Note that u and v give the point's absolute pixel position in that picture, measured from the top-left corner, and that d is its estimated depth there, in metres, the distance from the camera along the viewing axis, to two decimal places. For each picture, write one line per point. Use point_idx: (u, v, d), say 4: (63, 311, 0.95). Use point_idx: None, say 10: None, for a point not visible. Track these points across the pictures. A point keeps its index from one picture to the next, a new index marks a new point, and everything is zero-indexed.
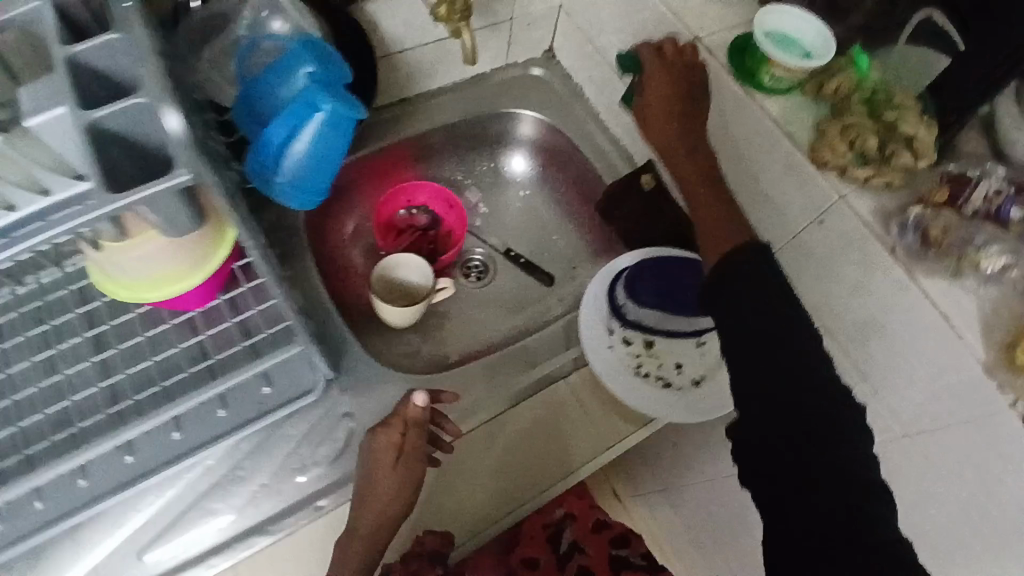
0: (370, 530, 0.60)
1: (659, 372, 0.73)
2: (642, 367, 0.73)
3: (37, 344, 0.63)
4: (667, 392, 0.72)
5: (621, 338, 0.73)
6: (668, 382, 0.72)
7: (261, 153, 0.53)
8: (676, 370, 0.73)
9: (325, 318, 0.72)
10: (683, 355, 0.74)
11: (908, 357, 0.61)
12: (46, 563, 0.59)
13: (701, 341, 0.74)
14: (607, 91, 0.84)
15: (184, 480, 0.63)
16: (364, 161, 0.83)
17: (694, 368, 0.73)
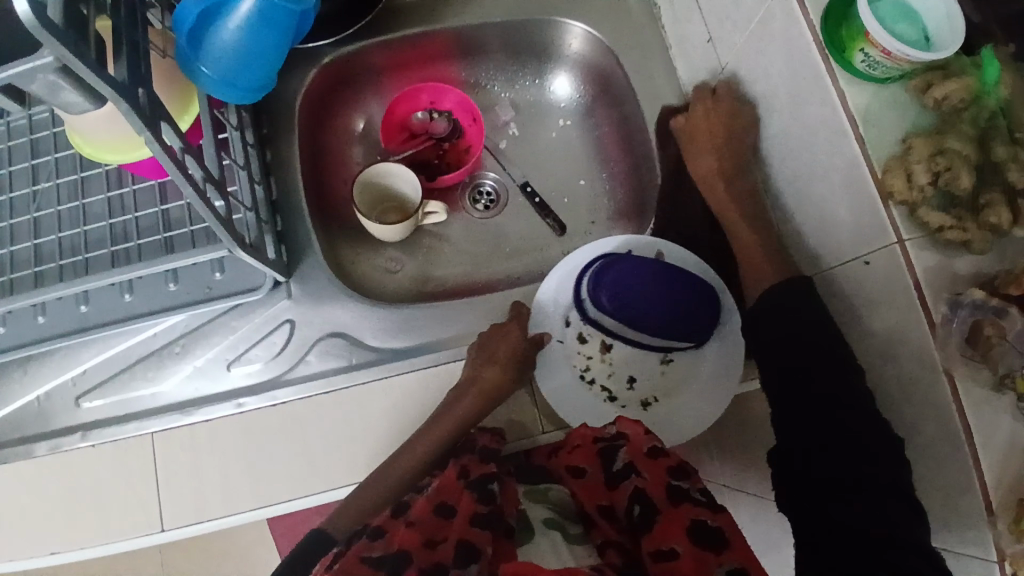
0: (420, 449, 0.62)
1: (605, 381, 0.68)
2: (588, 372, 0.68)
3: (24, 176, 0.65)
4: (607, 406, 0.67)
5: (576, 335, 0.69)
6: (612, 395, 0.67)
7: (179, 28, 0.46)
8: (626, 384, 0.68)
9: (294, 216, 0.69)
10: (639, 368, 0.68)
11: (920, 458, 0.49)
12: (8, 379, 0.65)
13: (667, 359, 0.68)
14: (678, 22, 0.71)
15: (129, 342, 0.65)
16: (390, 49, 0.76)
17: (647, 389, 0.67)
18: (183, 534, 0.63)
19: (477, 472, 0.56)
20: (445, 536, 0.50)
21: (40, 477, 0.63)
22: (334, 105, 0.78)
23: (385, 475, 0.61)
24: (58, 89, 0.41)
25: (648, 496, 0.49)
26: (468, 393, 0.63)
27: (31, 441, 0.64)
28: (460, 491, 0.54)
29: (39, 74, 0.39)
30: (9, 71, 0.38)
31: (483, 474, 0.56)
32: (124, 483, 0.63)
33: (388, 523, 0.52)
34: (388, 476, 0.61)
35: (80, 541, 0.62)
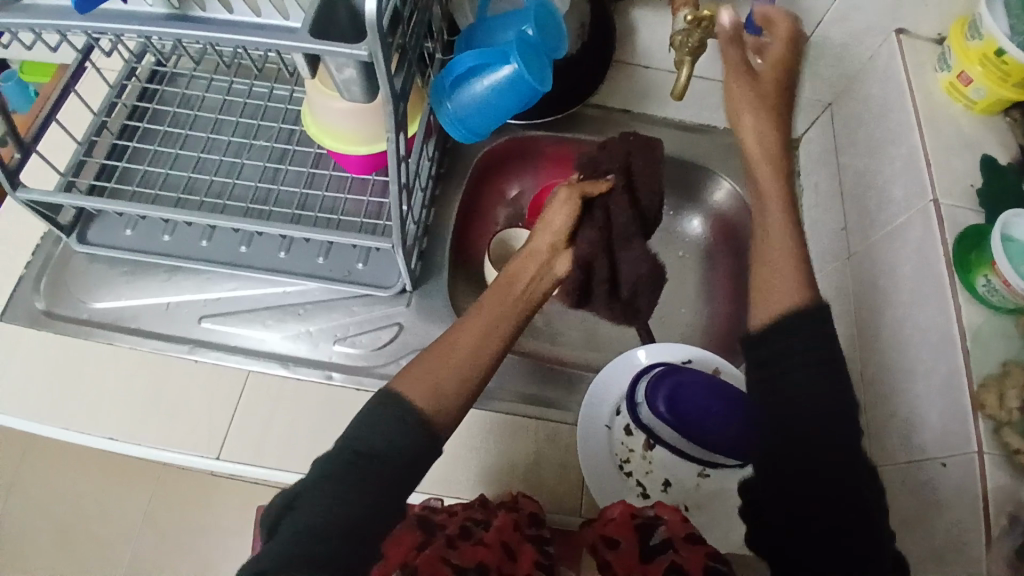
0: (476, 335, 0.57)
1: (642, 478, 0.70)
2: (627, 465, 0.70)
3: (245, 130, 0.78)
4: (640, 501, 0.68)
5: (623, 426, 0.71)
6: (645, 492, 0.69)
7: (448, 73, 0.59)
8: (660, 486, 0.70)
9: (439, 242, 0.79)
10: (675, 474, 0.71)
11: None
12: (153, 278, 0.74)
13: (705, 473, 0.70)
14: (817, 207, 0.80)
15: (263, 290, 0.73)
16: (562, 144, 0.87)
17: (680, 496, 0.70)
18: (230, 472, 0.66)
19: (530, 529, 0.56)
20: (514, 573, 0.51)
21: (134, 368, 0.69)
22: (500, 171, 0.89)
23: (450, 352, 0.56)
24: (348, 78, 0.52)
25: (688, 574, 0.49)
26: (561, 212, 0.65)
27: (146, 337, 0.70)
28: (518, 537, 0.55)
29: (345, 58, 0.48)
30: (328, 46, 0.47)
31: (534, 534, 0.56)
32: (205, 404, 0.68)
33: (459, 539, 0.54)
34: (457, 352, 0.56)
35: (141, 437, 0.66)
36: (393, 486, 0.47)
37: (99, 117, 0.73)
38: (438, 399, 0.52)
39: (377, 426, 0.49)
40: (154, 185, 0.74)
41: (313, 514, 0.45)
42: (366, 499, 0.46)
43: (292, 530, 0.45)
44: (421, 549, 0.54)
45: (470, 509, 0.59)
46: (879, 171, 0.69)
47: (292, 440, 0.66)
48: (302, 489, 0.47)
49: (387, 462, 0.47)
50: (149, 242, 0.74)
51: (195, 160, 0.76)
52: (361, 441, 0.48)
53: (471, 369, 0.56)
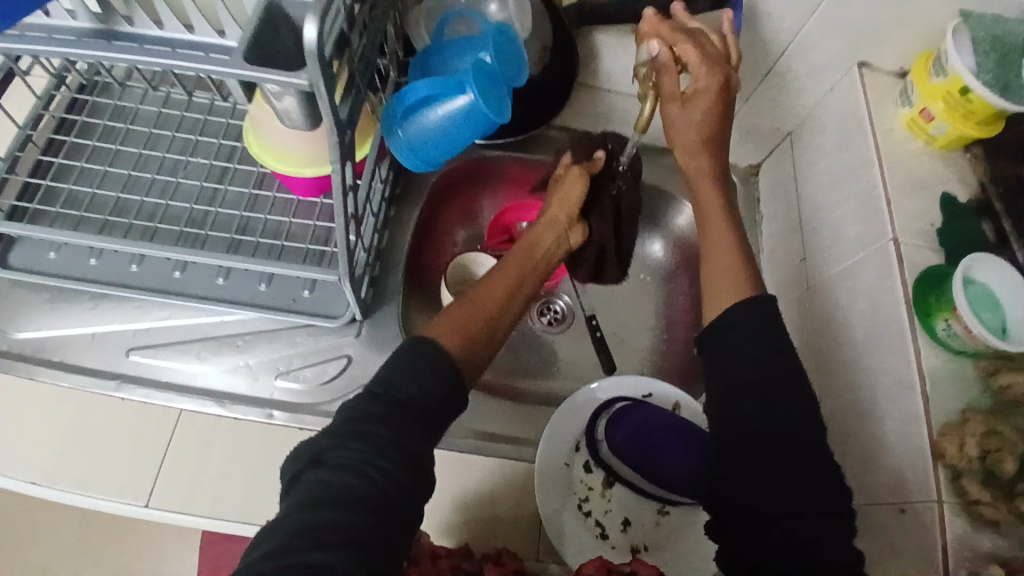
0: (496, 299, 0.59)
1: (600, 517, 0.67)
2: (586, 504, 0.67)
3: (183, 146, 0.72)
4: (597, 542, 0.65)
5: (582, 463, 0.68)
6: (604, 533, 0.66)
7: (399, 100, 0.55)
8: (618, 525, 0.67)
9: (391, 268, 0.75)
10: (633, 512, 0.68)
11: None
12: (76, 305, 0.68)
13: (663, 511, 0.68)
14: (777, 235, 0.79)
15: (199, 319, 0.68)
16: (523, 164, 0.84)
17: (638, 536, 0.67)
18: (160, 518, 0.61)
19: None
20: None
21: (54, 402, 0.63)
22: (458, 191, 0.85)
23: (476, 306, 0.57)
24: (289, 103, 0.49)
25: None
26: (578, 185, 0.68)
27: (67, 369, 0.64)
28: None
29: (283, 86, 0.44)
30: (263, 74, 0.43)
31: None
32: (132, 445, 0.62)
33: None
34: (479, 310, 0.57)
35: (60, 478, 0.60)
36: (421, 430, 0.47)
37: (23, 130, 0.66)
38: (468, 347, 0.54)
39: (407, 370, 0.48)
40: (80, 205, 0.68)
41: (344, 460, 0.43)
42: (399, 443, 0.45)
43: (321, 477, 0.42)
44: None
45: (454, 557, 0.55)
46: (840, 206, 0.68)
47: (231, 482, 0.62)
48: (326, 437, 0.45)
49: (419, 404, 0.47)
50: (73, 267, 0.68)
51: (126, 178, 0.70)
52: (388, 387, 0.47)
53: (497, 323, 0.57)
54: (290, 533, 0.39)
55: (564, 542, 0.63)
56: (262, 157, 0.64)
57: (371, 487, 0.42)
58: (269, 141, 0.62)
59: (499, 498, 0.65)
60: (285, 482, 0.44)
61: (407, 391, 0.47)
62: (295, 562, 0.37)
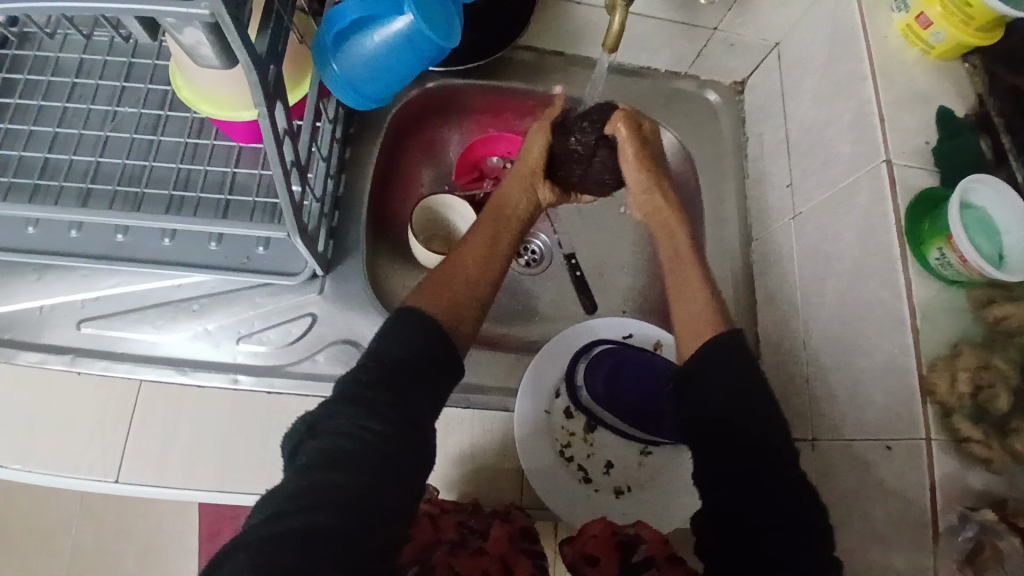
0: (474, 260, 0.60)
1: (583, 461, 0.66)
2: (568, 448, 0.65)
3: (110, 96, 0.66)
4: (581, 487, 0.64)
5: (562, 408, 0.66)
6: (587, 476, 0.65)
7: (329, 27, 0.50)
8: (601, 468, 0.66)
9: (352, 216, 0.71)
10: (617, 454, 0.67)
11: None
12: (19, 277, 0.63)
13: (646, 452, 0.66)
14: (763, 159, 0.74)
15: (150, 284, 0.64)
16: (490, 94, 0.78)
17: (621, 477, 0.65)
18: (133, 492, 0.59)
19: (524, 542, 0.54)
20: None
21: (8, 382, 0.60)
22: (421, 126, 0.79)
23: (457, 274, 0.58)
24: (198, 35, 0.43)
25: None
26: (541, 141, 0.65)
27: (17, 346, 0.61)
28: (513, 551, 0.52)
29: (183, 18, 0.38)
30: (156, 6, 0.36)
31: (528, 547, 0.53)
32: (93, 421, 0.60)
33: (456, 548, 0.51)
34: (460, 274, 0.58)
35: (24, 459, 0.58)
36: (413, 395, 0.46)
37: None
38: (452, 315, 0.55)
39: (396, 340, 0.49)
40: (5, 168, 0.63)
41: (337, 427, 0.43)
42: (390, 407, 0.45)
43: (319, 445, 0.43)
44: (431, 550, 0.51)
45: (461, 513, 0.56)
46: (829, 126, 0.63)
47: (199, 452, 0.60)
48: (322, 408, 0.45)
49: (407, 367, 0.47)
50: (8, 236, 0.63)
51: (50, 135, 0.64)
52: (378, 354, 0.48)
53: (478, 283, 0.59)
54: (288, 495, 0.40)
55: (547, 489, 0.62)
56: (189, 100, 0.58)
57: (366, 447, 0.43)
58: (196, 85, 0.57)
59: (477, 449, 0.63)
60: (288, 457, 0.45)
61: (393, 356, 0.47)
62: (296, 523, 0.38)
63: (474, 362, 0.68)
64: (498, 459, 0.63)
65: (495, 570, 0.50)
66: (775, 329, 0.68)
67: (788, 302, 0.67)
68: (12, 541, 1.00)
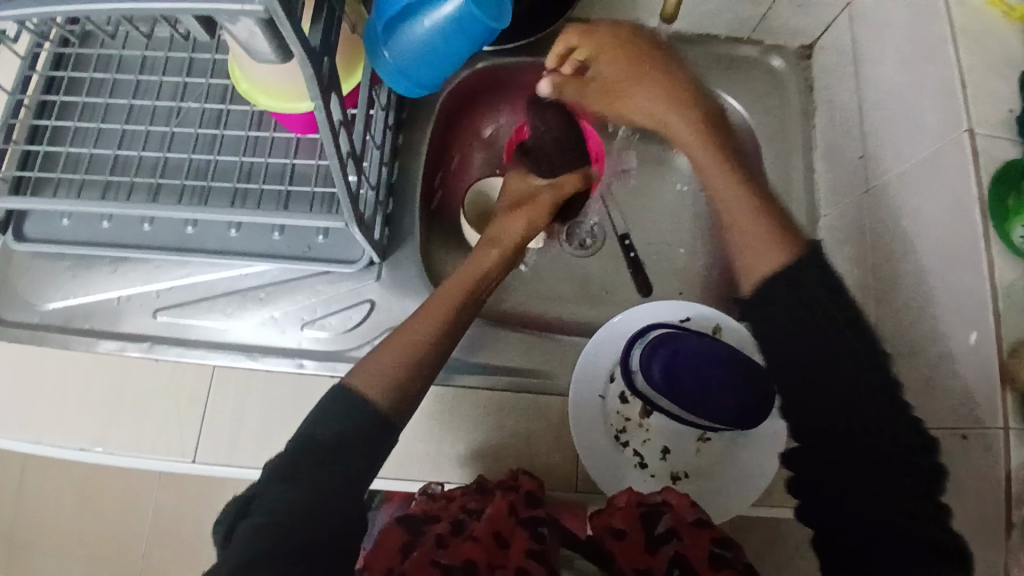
0: (422, 330, 0.58)
1: (639, 447, 0.65)
2: (623, 433, 0.65)
3: (174, 93, 0.69)
4: (637, 472, 0.64)
5: (618, 394, 0.66)
6: (643, 462, 0.65)
7: (379, 15, 0.50)
8: (658, 454, 0.66)
9: (406, 202, 0.71)
10: (674, 439, 0.66)
11: None
12: (99, 270, 0.68)
13: (704, 439, 0.65)
14: (833, 129, 0.70)
15: (217, 274, 0.67)
16: (539, 71, 0.77)
17: (679, 463, 0.65)
18: (209, 471, 0.63)
19: (527, 512, 0.55)
20: (505, 564, 0.49)
21: (91, 368, 0.64)
22: (472, 107, 0.79)
23: (408, 342, 0.57)
24: (249, 28, 0.43)
25: (691, 564, 0.49)
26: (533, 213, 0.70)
27: (101, 335, 0.65)
28: (511, 523, 0.53)
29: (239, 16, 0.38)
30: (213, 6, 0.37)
31: (530, 514, 0.55)
32: (171, 404, 0.63)
33: (449, 538, 0.52)
34: (405, 341, 0.57)
35: (108, 438, 0.63)
36: (339, 463, 0.49)
37: (13, 98, 0.64)
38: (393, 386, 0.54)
39: (321, 418, 0.51)
40: (83, 167, 0.67)
41: (270, 507, 0.47)
42: (314, 477, 0.48)
43: (252, 524, 0.47)
44: (408, 550, 0.52)
45: (467, 496, 0.58)
46: (905, 94, 0.59)
47: (268, 433, 0.63)
48: (256, 487, 0.49)
49: (334, 446, 0.50)
50: (88, 232, 0.67)
51: (122, 133, 0.68)
52: (312, 436, 0.50)
53: (430, 351, 0.58)
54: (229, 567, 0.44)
55: (604, 474, 0.63)
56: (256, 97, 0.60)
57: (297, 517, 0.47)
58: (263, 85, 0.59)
59: (533, 433, 0.64)
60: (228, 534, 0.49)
61: (316, 434, 0.50)
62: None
63: (506, 343, 0.69)
64: (553, 443, 0.64)
65: (490, 546, 0.51)
66: None
67: (858, 282, 0.64)
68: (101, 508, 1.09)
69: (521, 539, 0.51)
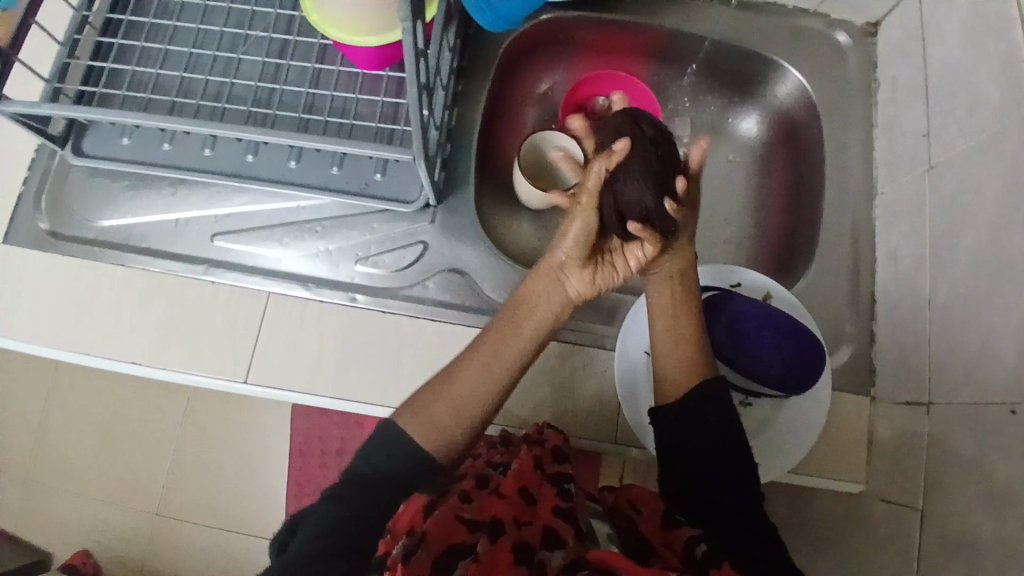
0: (467, 388, 0.51)
1: None
2: None
3: (240, 20, 0.69)
4: None
5: None
6: None
7: None
8: None
9: (462, 149, 0.72)
10: None
11: None
12: (156, 192, 0.69)
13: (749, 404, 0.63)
14: (895, 106, 0.70)
15: (272, 204, 0.68)
16: (601, 29, 0.76)
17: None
18: (258, 395, 0.64)
19: (553, 467, 0.53)
20: (531, 520, 0.47)
21: (143, 287, 0.65)
22: (529, 61, 0.79)
23: (445, 408, 0.50)
24: None
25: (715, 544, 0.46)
26: (577, 229, 0.52)
27: (156, 257, 0.66)
28: (538, 478, 0.51)
29: None
30: None
31: (557, 470, 0.53)
32: (225, 328, 0.65)
33: (472, 492, 0.49)
34: (444, 401, 0.50)
35: (160, 355, 0.64)
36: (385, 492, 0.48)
37: (80, 13, 0.64)
38: (439, 440, 0.50)
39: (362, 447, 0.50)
40: (147, 87, 0.67)
41: (312, 524, 0.46)
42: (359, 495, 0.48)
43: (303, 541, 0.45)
44: (429, 509, 0.46)
45: (492, 452, 0.57)
46: (976, 69, 0.59)
47: (319, 363, 0.64)
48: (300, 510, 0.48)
49: (372, 478, 0.48)
50: (147, 153, 0.68)
51: (188, 57, 0.68)
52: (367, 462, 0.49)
53: (469, 415, 0.51)
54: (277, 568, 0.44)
55: (644, 427, 0.64)
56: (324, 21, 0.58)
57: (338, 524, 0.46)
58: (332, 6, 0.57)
59: (576, 382, 0.66)
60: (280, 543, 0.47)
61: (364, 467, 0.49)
62: None
63: None
64: (596, 394, 0.66)
65: (519, 498, 0.48)
66: (896, 286, 0.65)
67: (913, 259, 0.64)
68: (125, 445, 1.10)
69: (546, 498, 0.49)
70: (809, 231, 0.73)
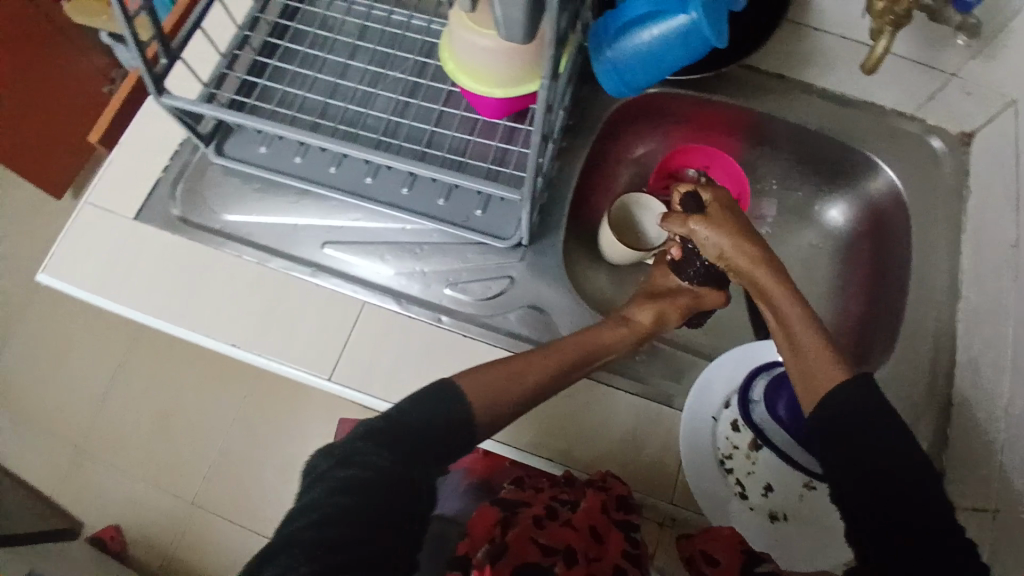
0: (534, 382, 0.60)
1: (742, 478, 0.65)
2: (729, 461, 0.66)
3: (381, 59, 0.78)
4: (735, 499, 0.65)
5: (730, 420, 0.66)
6: (744, 493, 0.65)
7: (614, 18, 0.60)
8: (760, 490, 0.65)
9: (559, 198, 0.77)
10: (778, 479, 0.65)
11: None
12: (280, 197, 0.76)
13: (810, 486, 0.64)
14: (984, 214, 0.71)
15: (380, 224, 0.74)
16: (704, 108, 0.82)
17: (779, 503, 0.64)
18: (338, 393, 0.69)
19: (619, 514, 0.57)
20: (599, 558, 0.53)
21: (255, 278, 0.72)
22: (630, 128, 0.85)
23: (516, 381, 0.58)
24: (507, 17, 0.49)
25: None
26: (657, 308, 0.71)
27: (270, 253, 0.73)
28: (605, 521, 0.55)
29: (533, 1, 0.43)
30: None
31: (622, 518, 0.57)
32: (320, 327, 0.70)
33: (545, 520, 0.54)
34: (520, 385, 0.58)
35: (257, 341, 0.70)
36: (410, 454, 0.48)
37: (242, 32, 0.75)
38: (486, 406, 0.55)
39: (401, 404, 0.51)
40: (291, 106, 0.76)
41: (331, 485, 0.45)
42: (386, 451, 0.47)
43: (335, 478, 0.45)
44: (506, 525, 0.53)
45: (556, 488, 0.60)
46: None
47: (399, 373, 0.68)
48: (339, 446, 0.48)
49: (398, 439, 0.49)
50: (279, 162, 0.76)
51: (331, 85, 0.77)
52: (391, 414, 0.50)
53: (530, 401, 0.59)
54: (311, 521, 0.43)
55: (699, 488, 0.65)
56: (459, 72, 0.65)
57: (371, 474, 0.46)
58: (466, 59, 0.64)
59: (638, 433, 0.67)
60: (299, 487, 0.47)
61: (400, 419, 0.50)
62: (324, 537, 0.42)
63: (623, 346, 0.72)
64: (656, 449, 0.67)
65: (587, 538, 0.53)
66: (971, 389, 0.66)
67: (989, 365, 0.64)
68: (187, 429, 1.16)
69: (613, 543, 0.54)
70: (887, 324, 0.74)
